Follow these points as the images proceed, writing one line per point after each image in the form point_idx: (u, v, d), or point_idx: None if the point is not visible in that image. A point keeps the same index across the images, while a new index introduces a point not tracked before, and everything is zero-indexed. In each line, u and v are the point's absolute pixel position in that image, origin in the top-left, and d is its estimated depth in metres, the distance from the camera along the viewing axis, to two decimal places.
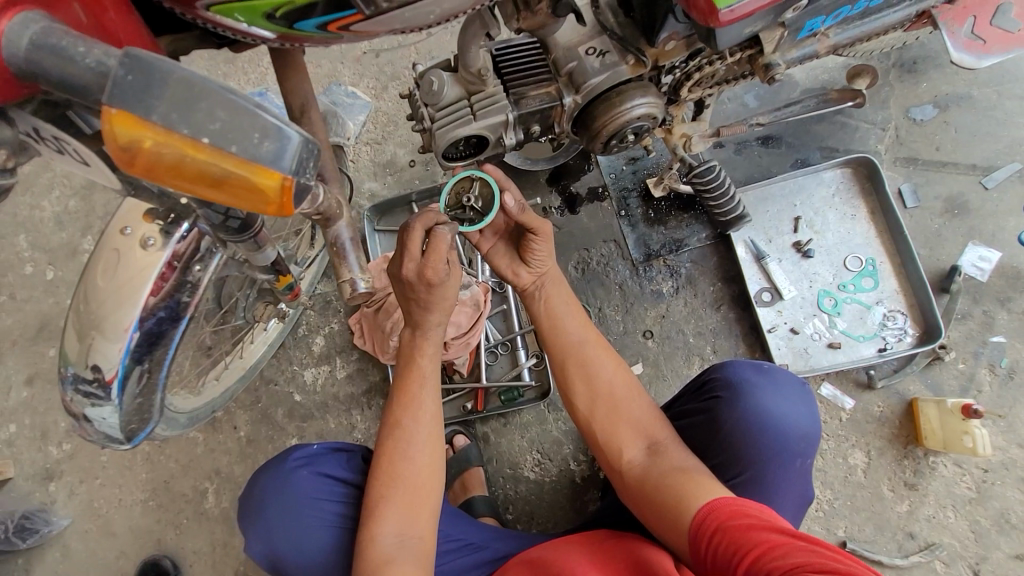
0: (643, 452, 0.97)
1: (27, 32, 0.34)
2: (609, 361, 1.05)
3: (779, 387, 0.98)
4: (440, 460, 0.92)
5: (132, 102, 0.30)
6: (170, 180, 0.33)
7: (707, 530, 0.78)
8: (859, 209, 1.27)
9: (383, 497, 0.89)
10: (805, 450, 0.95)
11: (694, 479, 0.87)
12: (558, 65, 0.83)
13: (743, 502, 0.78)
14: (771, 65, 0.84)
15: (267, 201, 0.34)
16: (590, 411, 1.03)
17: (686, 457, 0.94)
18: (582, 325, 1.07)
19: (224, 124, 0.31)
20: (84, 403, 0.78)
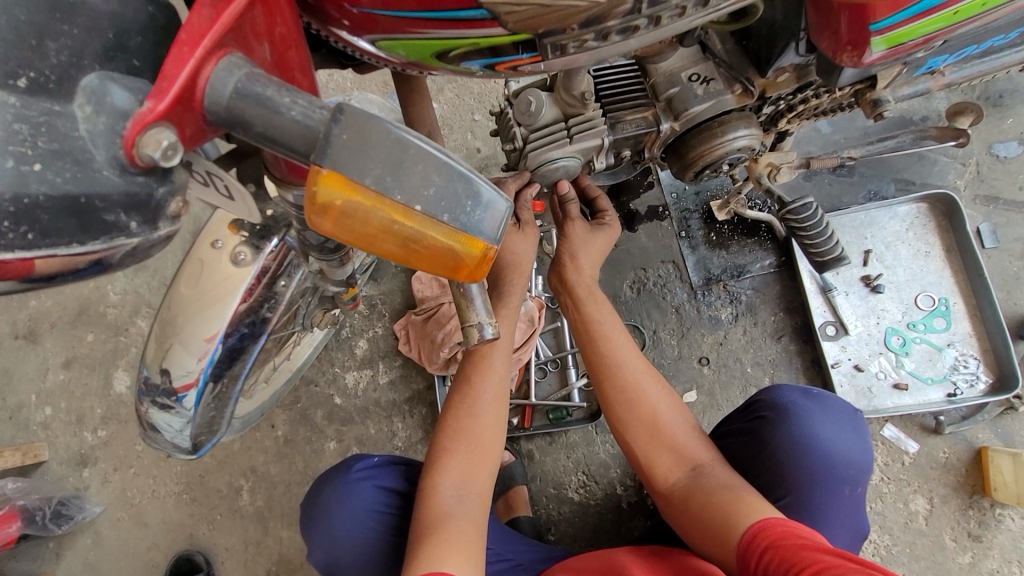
0: (687, 474, 0.83)
1: (234, 79, 0.29)
2: (654, 382, 0.87)
3: (830, 411, 0.82)
4: (494, 454, 0.90)
5: (346, 163, 0.28)
6: (358, 243, 0.30)
7: (756, 549, 0.67)
8: (934, 247, 1.23)
9: (447, 450, 0.89)
10: (857, 478, 0.78)
11: (742, 491, 0.76)
12: (658, 89, 0.79)
13: (795, 523, 0.67)
14: (881, 102, 0.80)
15: (459, 266, 0.31)
16: (629, 436, 0.86)
17: (732, 475, 0.81)
18: (623, 337, 0.89)
19: (437, 189, 0.29)
20: (156, 410, 0.76)
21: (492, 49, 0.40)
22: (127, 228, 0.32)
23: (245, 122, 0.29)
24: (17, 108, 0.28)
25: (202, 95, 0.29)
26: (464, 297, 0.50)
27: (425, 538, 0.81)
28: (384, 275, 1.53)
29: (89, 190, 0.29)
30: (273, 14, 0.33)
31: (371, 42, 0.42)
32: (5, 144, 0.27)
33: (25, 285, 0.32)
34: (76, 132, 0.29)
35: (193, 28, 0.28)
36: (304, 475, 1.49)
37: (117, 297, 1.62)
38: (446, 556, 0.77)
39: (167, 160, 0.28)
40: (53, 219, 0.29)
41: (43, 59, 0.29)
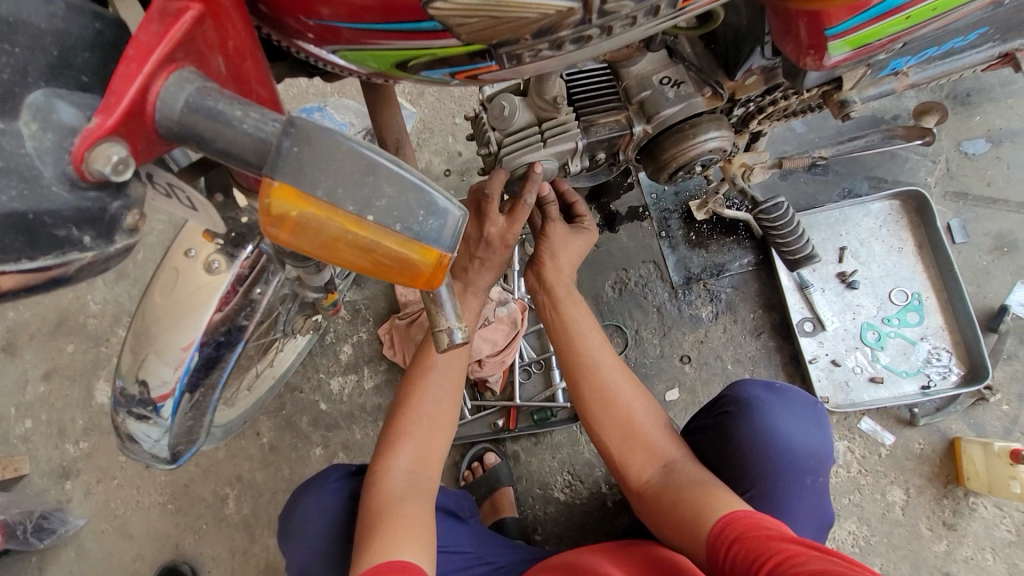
0: (659, 469, 0.84)
1: (184, 94, 0.29)
2: (628, 382, 0.87)
3: (791, 405, 0.83)
4: (445, 434, 0.92)
5: (298, 175, 0.28)
6: (315, 252, 0.30)
7: (725, 542, 0.68)
8: (906, 242, 1.25)
9: (402, 433, 0.90)
10: (818, 469, 0.80)
11: (712, 485, 0.78)
12: (630, 93, 0.80)
13: (762, 515, 0.69)
14: (848, 102, 0.82)
15: (416, 273, 0.32)
16: (604, 434, 0.86)
17: (701, 469, 0.83)
18: (598, 336, 0.90)
19: (389, 200, 0.29)
20: (133, 421, 0.76)
21: (451, 59, 0.41)
22: (79, 242, 0.32)
23: (197, 134, 0.29)
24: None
25: (153, 109, 0.29)
26: (434, 302, 0.50)
27: (371, 523, 0.83)
28: (368, 279, 1.53)
29: (37, 207, 0.30)
30: (225, 29, 0.33)
31: (333, 53, 0.43)
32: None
33: None
34: (21, 148, 0.29)
35: (142, 44, 0.29)
36: (290, 481, 1.48)
37: (97, 306, 1.60)
38: (403, 544, 0.78)
39: (118, 175, 0.28)
40: (2, 234, 0.29)
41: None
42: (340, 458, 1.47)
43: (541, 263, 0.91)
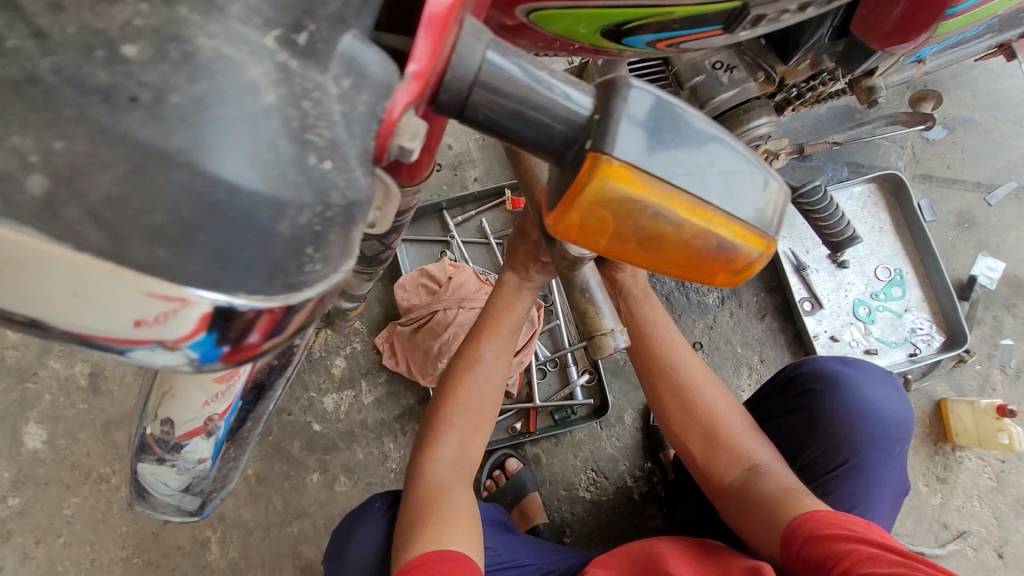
0: (741, 474, 0.83)
1: (481, 49, 0.26)
2: (711, 384, 0.89)
3: (871, 376, 0.88)
4: (488, 427, 0.81)
5: (639, 151, 0.25)
6: (629, 244, 0.27)
7: (803, 539, 0.70)
8: (885, 222, 1.35)
9: (445, 424, 0.79)
10: (903, 436, 0.85)
11: (797, 489, 0.78)
12: (682, 78, 0.79)
13: (844, 513, 0.71)
14: (875, 89, 0.87)
15: (730, 268, 0.28)
16: (686, 436, 0.88)
17: (790, 475, 0.82)
18: (680, 342, 0.91)
19: (729, 183, 0.26)
20: (154, 465, 0.62)
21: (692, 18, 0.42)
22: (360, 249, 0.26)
23: (488, 101, 0.26)
24: (299, 74, 0.23)
25: (444, 72, 0.26)
26: (593, 309, 0.54)
27: (415, 520, 0.71)
28: None
29: (355, 198, 0.24)
30: None
31: (529, 16, 0.40)
32: (301, 130, 0.22)
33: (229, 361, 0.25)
34: (331, 110, 0.23)
35: None
36: (283, 515, 1.32)
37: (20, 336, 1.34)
38: (453, 533, 0.69)
39: (405, 155, 0.26)
40: (336, 241, 0.25)
41: (321, 5, 0.23)
42: (342, 483, 1.34)
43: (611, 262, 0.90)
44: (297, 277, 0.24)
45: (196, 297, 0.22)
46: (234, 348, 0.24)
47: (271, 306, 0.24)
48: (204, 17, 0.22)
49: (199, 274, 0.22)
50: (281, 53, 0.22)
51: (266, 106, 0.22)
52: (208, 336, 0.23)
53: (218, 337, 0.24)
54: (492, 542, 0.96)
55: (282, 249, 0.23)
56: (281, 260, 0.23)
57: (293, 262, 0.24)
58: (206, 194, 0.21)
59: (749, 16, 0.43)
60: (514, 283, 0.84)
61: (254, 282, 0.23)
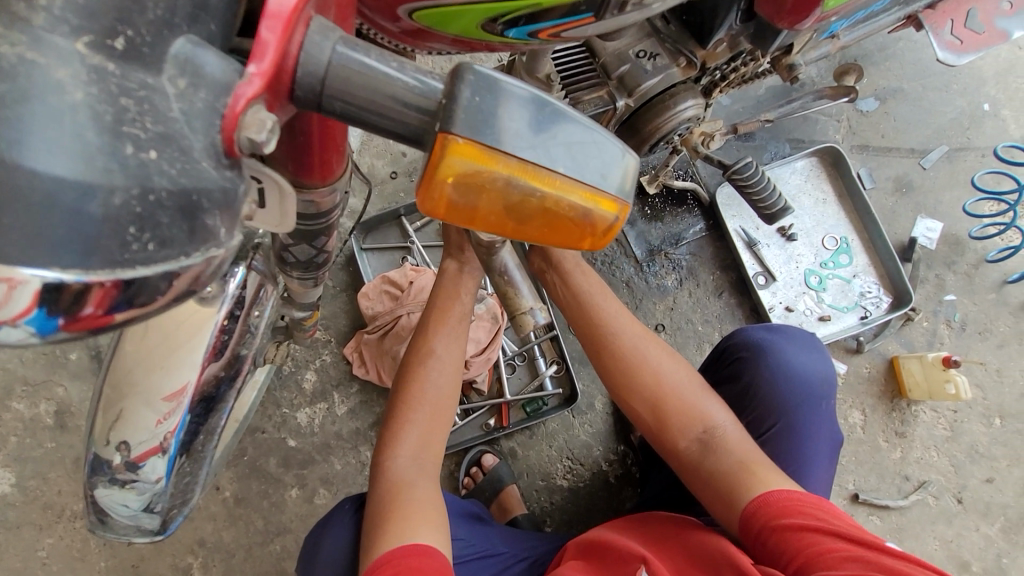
0: (695, 440, 0.84)
1: (330, 44, 0.25)
2: (658, 350, 0.89)
3: (796, 340, 0.93)
4: (447, 424, 0.81)
5: (482, 128, 0.25)
6: (488, 209, 0.27)
7: (761, 520, 0.73)
8: (828, 193, 1.40)
9: (403, 420, 0.79)
10: (829, 392, 0.89)
11: (751, 463, 0.79)
12: (610, 68, 0.81)
13: (796, 490, 0.74)
14: (795, 66, 0.90)
15: (589, 233, 0.29)
16: (638, 407, 0.88)
17: (745, 436, 0.83)
18: (624, 314, 0.93)
19: (577, 153, 0.26)
20: (109, 489, 0.63)
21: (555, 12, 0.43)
22: (219, 236, 0.26)
23: (349, 96, 0.25)
24: (116, 75, 0.23)
25: (294, 69, 0.25)
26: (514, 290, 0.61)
27: (380, 522, 0.71)
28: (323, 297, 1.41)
29: (199, 185, 0.25)
30: None
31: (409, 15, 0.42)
32: (117, 125, 0.22)
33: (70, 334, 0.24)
34: (171, 112, 0.24)
35: None
36: (265, 534, 1.31)
37: None
38: (417, 526, 0.69)
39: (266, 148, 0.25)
40: (171, 224, 0.24)
41: (141, 12, 0.24)
42: (322, 495, 1.34)
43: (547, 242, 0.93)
44: (122, 256, 0.23)
45: (25, 275, 0.21)
46: (71, 321, 0.23)
47: (97, 279, 0.23)
48: (7, 29, 0.22)
49: (15, 255, 0.21)
50: (94, 56, 0.23)
51: (73, 103, 0.22)
52: (42, 311, 0.22)
53: (53, 308, 0.23)
54: (464, 533, 0.99)
55: (99, 229, 0.22)
56: (102, 239, 0.22)
57: (113, 239, 0.23)
58: (7, 179, 0.21)
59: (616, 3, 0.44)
60: (452, 269, 0.86)
61: (69, 258, 0.22)
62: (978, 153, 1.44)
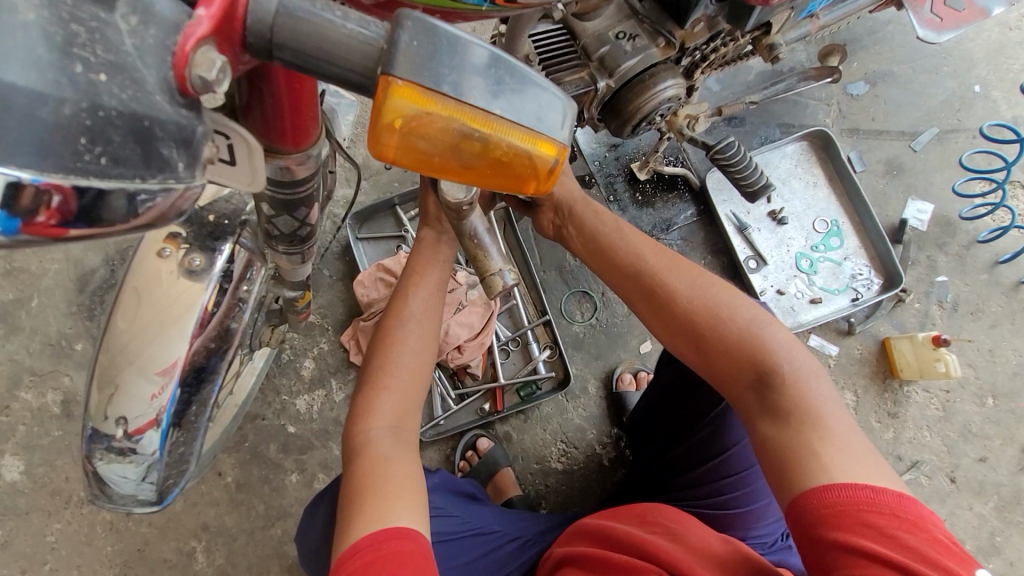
0: (749, 388, 0.73)
1: None
2: (695, 281, 0.81)
3: None
4: (423, 384, 0.82)
5: (421, 70, 0.27)
6: (433, 146, 0.29)
7: (813, 520, 0.61)
8: (819, 176, 1.41)
9: (377, 387, 0.79)
10: None
11: (815, 431, 0.66)
12: (589, 50, 0.83)
13: (868, 488, 0.60)
14: (775, 46, 0.91)
15: (529, 176, 0.31)
16: (676, 344, 0.81)
17: (808, 383, 0.70)
18: (657, 248, 0.85)
19: (514, 97, 0.28)
20: (108, 459, 0.66)
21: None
22: (175, 168, 0.27)
23: (295, 39, 0.27)
24: (71, 5, 0.23)
25: (244, 13, 0.27)
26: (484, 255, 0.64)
27: (354, 500, 0.69)
28: (321, 287, 1.44)
29: (152, 113, 0.25)
30: None
31: None
32: (68, 47, 0.23)
33: (31, 240, 0.24)
34: (124, 46, 0.24)
35: None
36: (266, 518, 1.34)
37: None
38: (397, 507, 0.67)
39: (218, 85, 0.26)
40: (124, 143, 0.24)
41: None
42: (321, 479, 1.36)
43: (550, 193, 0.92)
44: (75, 164, 0.23)
45: None
46: (32, 224, 0.23)
47: (59, 183, 0.23)
48: None
49: None
50: None
51: (25, 23, 0.22)
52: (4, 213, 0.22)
53: (24, 210, 0.23)
54: (458, 511, 1.01)
55: (49, 134, 0.22)
56: (54, 143, 0.22)
57: (66, 147, 0.23)
58: None
59: None
60: (430, 238, 0.89)
61: (23, 157, 0.22)
62: (968, 134, 1.44)
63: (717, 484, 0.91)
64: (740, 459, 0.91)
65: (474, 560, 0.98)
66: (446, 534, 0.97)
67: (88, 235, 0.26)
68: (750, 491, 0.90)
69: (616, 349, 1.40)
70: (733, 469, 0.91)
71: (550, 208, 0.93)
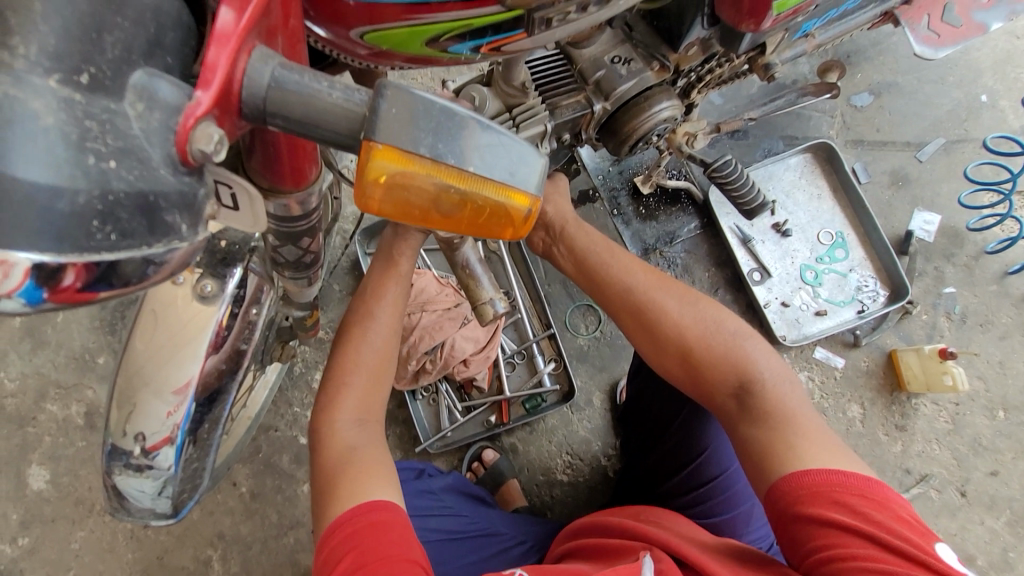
0: (730, 397, 0.77)
1: (269, 68, 0.30)
2: (678, 298, 0.84)
3: None
4: (387, 378, 0.85)
5: (400, 134, 0.29)
6: (413, 198, 0.32)
7: (787, 502, 0.65)
8: (823, 188, 1.41)
9: (344, 384, 0.82)
10: None
11: (792, 432, 0.70)
12: (586, 74, 0.85)
13: (839, 471, 0.65)
14: (771, 65, 0.93)
15: (507, 223, 0.34)
16: (662, 361, 0.83)
17: (786, 391, 0.75)
18: (639, 265, 0.88)
19: (488, 154, 0.31)
20: (126, 475, 0.69)
21: (489, 28, 0.47)
22: (180, 230, 0.31)
23: (286, 109, 0.30)
24: (84, 103, 0.27)
25: (240, 87, 0.30)
26: (475, 283, 0.70)
27: (328, 488, 0.73)
28: (331, 301, 1.47)
29: (156, 188, 0.29)
30: (287, 6, 0.35)
31: (360, 36, 0.46)
32: (81, 142, 0.26)
33: (61, 308, 0.29)
34: (132, 130, 0.28)
35: (225, 24, 0.29)
36: (279, 527, 1.37)
37: (16, 384, 1.38)
38: (369, 494, 0.71)
39: (216, 155, 0.30)
40: (131, 218, 0.28)
41: (100, 53, 0.28)
42: None
43: (543, 212, 0.93)
44: (88, 243, 0.27)
45: (17, 258, 0.25)
46: (55, 292, 0.27)
47: (75, 262, 0.27)
48: None
49: (9, 240, 0.25)
50: (64, 90, 0.27)
51: (44, 127, 0.26)
52: (32, 284, 0.26)
53: (46, 283, 0.27)
54: (468, 511, 1.06)
55: (65, 222, 0.26)
56: (69, 229, 0.26)
57: (80, 230, 0.27)
58: None
59: (538, 20, 0.48)
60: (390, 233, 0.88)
61: (44, 242, 0.26)
62: (975, 144, 1.43)
63: (705, 489, 0.90)
64: (715, 463, 0.92)
65: (482, 560, 0.99)
66: (454, 532, 1.01)
67: (113, 294, 0.30)
68: (727, 497, 0.90)
69: (621, 361, 1.41)
70: (710, 474, 0.91)
71: (541, 226, 0.94)
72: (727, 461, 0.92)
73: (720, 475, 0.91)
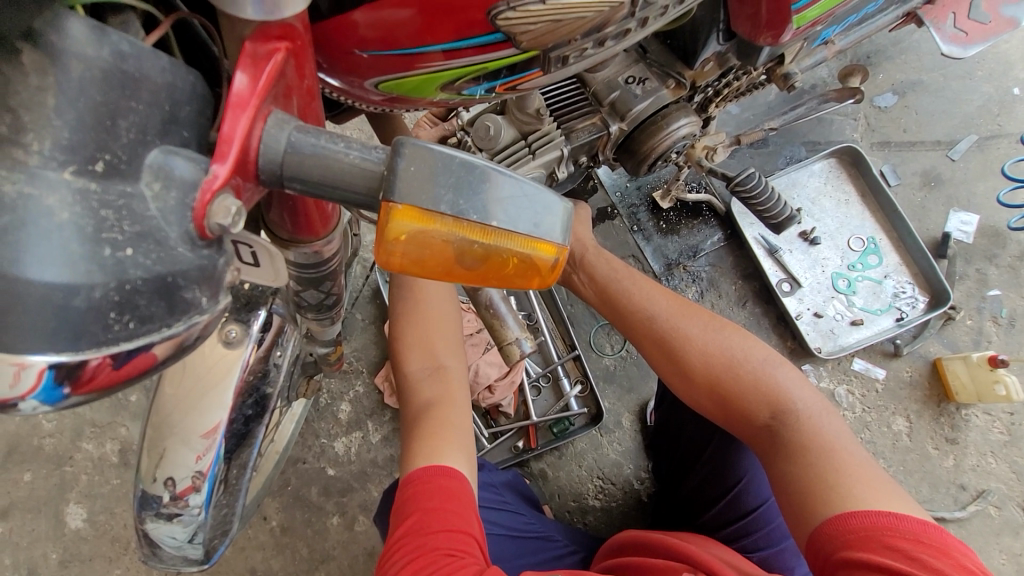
0: (764, 427, 0.74)
1: (285, 133, 0.30)
2: (703, 325, 0.82)
3: None
4: (454, 320, 0.86)
5: (419, 194, 0.28)
6: (431, 255, 0.30)
7: (835, 545, 0.61)
8: (850, 194, 1.37)
9: (404, 343, 0.83)
10: None
11: (834, 464, 0.67)
12: (600, 96, 0.83)
13: (892, 514, 0.61)
14: (790, 75, 0.91)
15: (533, 274, 0.32)
16: (689, 391, 0.81)
17: (823, 418, 0.72)
18: (662, 291, 0.86)
19: (511, 206, 0.30)
20: (157, 523, 0.69)
21: (503, 69, 0.46)
22: (200, 304, 0.31)
23: (303, 173, 0.30)
24: (100, 193, 0.27)
25: (255, 156, 0.30)
26: (503, 321, 0.69)
27: (413, 433, 0.77)
28: (354, 330, 1.48)
29: (174, 269, 0.29)
30: (303, 67, 0.34)
31: (375, 86, 0.46)
32: (97, 234, 0.26)
33: (88, 398, 0.29)
34: (149, 212, 0.28)
35: (240, 93, 0.30)
36: (310, 562, 1.36)
37: (53, 423, 1.40)
38: (442, 448, 0.73)
39: (235, 225, 0.29)
40: (149, 303, 0.28)
41: (115, 138, 0.28)
42: (362, 522, 1.38)
43: None
44: (106, 335, 0.27)
45: (32, 359, 0.26)
46: (77, 384, 0.27)
47: (97, 357, 0.27)
48: (8, 170, 0.25)
49: (27, 342, 0.26)
50: (79, 180, 0.26)
51: (59, 222, 0.26)
52: (52, 383, 0.27)
53: (65, 377, 0.27)
54: (527, 511, 1.01)
55: (82, 317, 0.26)
56: (87, 325, 0.27)
57: (96, 324, 0.27)
58: (12, 288, 0.25)
59: (554, 56, 0.47)
60: None
61: (60, 342, 0.26)
62: (1011, 139, 1.38)
63: (749, 521, 0.86)
64: (754, 493, 0.88)
65: (543, 563, 0.94)
66: (514, 529, 0.96)
67: (139, 375, 0.30)
68: (771, 529, 0.86)
69: (649, 380, 1.38)
70: (750, 505, 0.87)
71: None
72: (766, 492, 0.88)
73: (759, 506, 0.87)
